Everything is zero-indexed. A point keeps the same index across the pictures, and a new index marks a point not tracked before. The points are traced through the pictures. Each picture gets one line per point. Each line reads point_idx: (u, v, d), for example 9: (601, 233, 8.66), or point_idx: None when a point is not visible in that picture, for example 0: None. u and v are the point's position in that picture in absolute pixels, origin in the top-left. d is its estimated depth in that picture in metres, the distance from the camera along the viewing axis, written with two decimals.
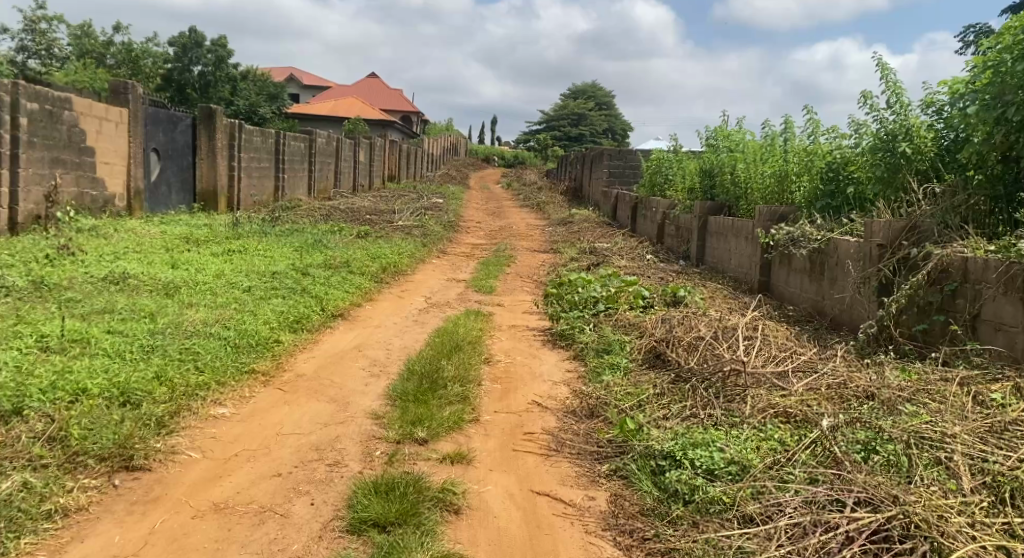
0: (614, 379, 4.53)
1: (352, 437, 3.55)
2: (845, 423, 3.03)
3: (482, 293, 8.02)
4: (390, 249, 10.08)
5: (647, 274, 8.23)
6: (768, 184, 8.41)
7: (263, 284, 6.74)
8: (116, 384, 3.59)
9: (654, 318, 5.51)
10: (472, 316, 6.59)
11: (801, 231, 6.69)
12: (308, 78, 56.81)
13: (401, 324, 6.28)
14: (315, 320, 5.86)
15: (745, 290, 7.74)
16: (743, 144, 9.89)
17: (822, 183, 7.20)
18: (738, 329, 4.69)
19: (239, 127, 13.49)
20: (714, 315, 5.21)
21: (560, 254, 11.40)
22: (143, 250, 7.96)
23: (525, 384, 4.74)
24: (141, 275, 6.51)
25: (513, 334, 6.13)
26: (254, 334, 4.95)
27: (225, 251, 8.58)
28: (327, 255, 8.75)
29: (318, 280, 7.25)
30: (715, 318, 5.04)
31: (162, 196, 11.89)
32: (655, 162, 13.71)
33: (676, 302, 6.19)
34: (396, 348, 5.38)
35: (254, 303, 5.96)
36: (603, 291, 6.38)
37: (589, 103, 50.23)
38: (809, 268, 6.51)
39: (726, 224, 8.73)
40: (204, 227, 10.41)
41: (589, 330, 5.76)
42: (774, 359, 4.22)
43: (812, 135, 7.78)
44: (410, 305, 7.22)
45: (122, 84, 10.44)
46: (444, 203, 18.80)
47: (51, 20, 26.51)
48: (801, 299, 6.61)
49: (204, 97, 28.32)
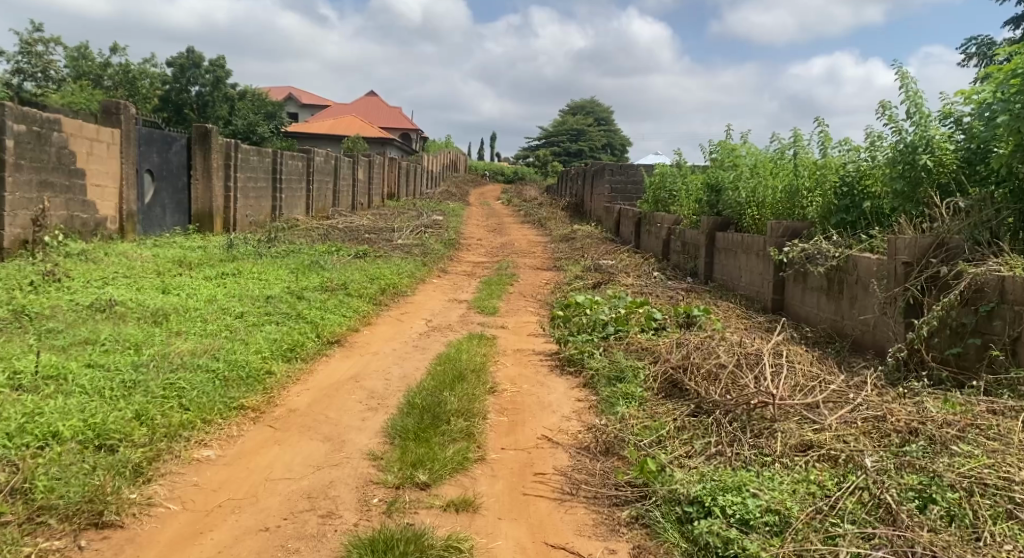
0: (629, 411, 4.24)
1: (348, 483, 3.26)
2: (893, 467, 2.88)
3: (485, 315, 7.74)
4: (389, 269, 9.81)
5: (656, 293, 7.95)
6: (778, 199, 8.15)
7: (257, 310, 6.46)
8: (92, 426, 3.30)
9: (667, 341, 5.23)
10: (475, 340, 6.30)
11: (817, 247, 6.43)
12: (307, 97, 56.86)
13: (402, 350, 5.99)
14: (310, 348, 5.57)
15: (758, 309, 7.47)
16: (749, 158, 9.65)
17: (836, 198, 6.92)
18: (760, 354, 4.41)
19: (235, 147, 13.27)
20: (732, 340, 4.92)
21: (564, 272, 11.14)
22: (134, 275, 7.69)
23: (534, 416, 4.46)
24: (129, 302, 6.23)
25: (518, 360, 5.85)
26: (245, 365, 4.66)
27: (219, 274, 8.31)
28: (325, 277, 8.48)
29: (314, 304, 6.97)
30: (733, 343, 4.75)
31: (156, 217, 11.64)
32: (659, 176, 13.47)
33: (689, 324, 5.91)
34: (395, 377, 5.09)
35: (246, 331, 5.67)
36: (612, 313, 6.10)
37: (588, 119, 50.21)
38: (826, 286, 6.25)
39: (735, 240, 8.47)
40: (199, 250, 10.16)
41: (599, 355, 5.47)
42: (802, 388, 3.94)
43: (823, 148, 7.52)
44: (410, 328, 6.94)
45: (114, 104, 10.16)
46: (445, 220, 18.55)
47: (48, 42, 26.43)
48: (818, 319, 6.35)
49: (202, 118, 28.19)
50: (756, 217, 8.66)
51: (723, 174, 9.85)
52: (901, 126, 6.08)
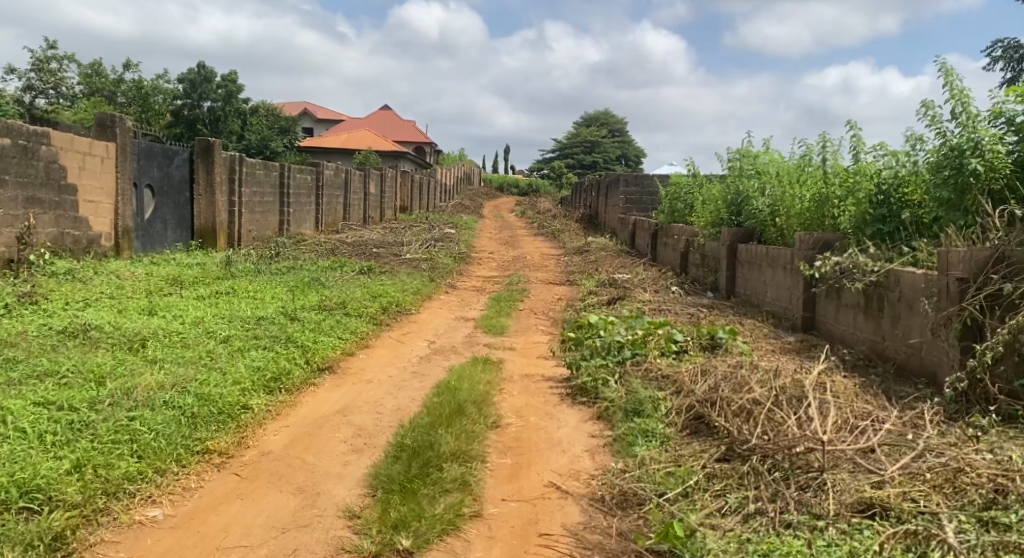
0: (649, 453, 3.69)
1: (315, 552, 2.80)
2: (988, 545, 2.45)
3: (491, 335, 7.23)
4: (393, 286, 9.32)
5: (676, 310, 7.40)
6: (804, 208, 7.58)
7: (246, 333, 5.99)
8: (17, 481, 2.84)
9: (692, 367, 4.69)
10: (479, 365, 5.78)
11: (852, 261, 5.87)
12: (321, 111, 56.85)
13: (398, 378, 5.47)
14: (296, 376, 5.07)
15: (787, 327, 6.91)
16: (772, 165, 9.09)
17: (871, 208, 6.33)
18: (800, 387, 3.86)
19: (239, 160, 12.88)
20: (765, 367, 4.36)
21: (578, 287, 10.60)
22: (122, 295, 7.25)
23: (542, 458, 3.93)
24: (106, 326, 5.78)
25: (526, 387, 5.33)
26: (217, 398, 4.17)
27: (212, 293, 7.86)
28: (323, 296, 8.00)
29: (307, 326, 6.48)
30: (767, 372, 4.21)
31: (157, 234, 11.26)
32: (675, 187, 12.92)
33: (714, 347, 5.36)
34: (387, 410, 4.57)
35: (228, 358, 5.19)
36: (630, 335, 5.55)
37: (603, 130, 49.71)
38: (864, 303, 5.72)
39: (759, 253, 7.93)
40: (196, 267, 9.76)
41: (613, 383, 4.94)
42: (854, 429, 3.39)
43: (856, 153, 6.95)
44: (410, 351, 6.43)
45: (109, 117, 9.75)
46: (456, 233, 18.08)
47: (61, 59, 26.38)
48: (854, 339, 5.82)
49: (214, 133, 28.01)
50: (783, 227, 8.08)
51: (744, 183, 9.29)
52: (946, 128, 5.52)
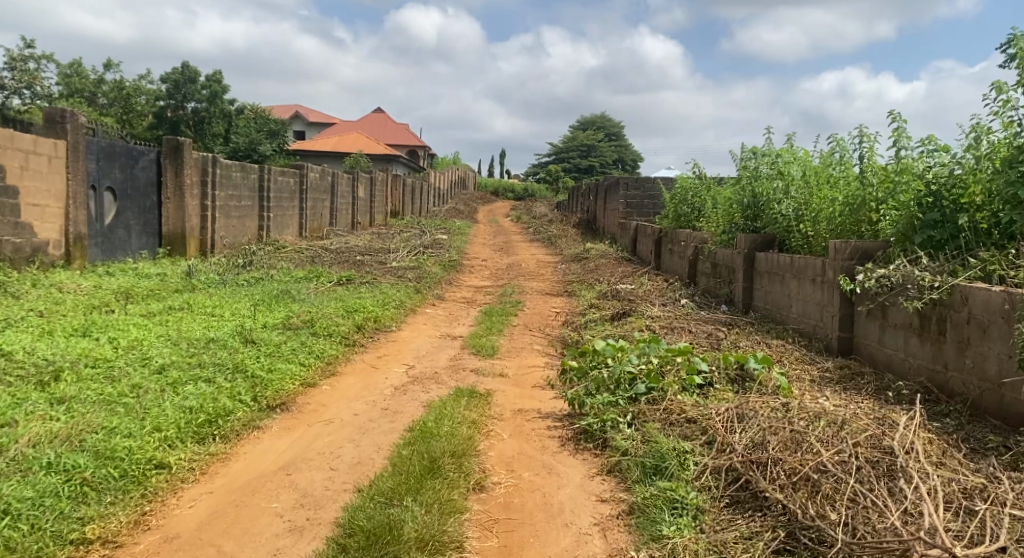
0: (682, 540, 2.80)
1: None
2: None
3: (480, 358, 6.32)
4: (373, 299, 8.40)
5: (692, 329, 6.51)
6: (835, 214, 6.70)
7: (188, 360, 5.05)
8: None
9: (724, 410, 3.82)
10: (463, 399, 4.87)
11: (903, 275, 4.99)
12: (313, 114, 55.97)
13: (366, 417, 4.54)
14: (236, 419, 4.14)
15: (819, 348, 6.06)
16: (792, 165, 8.19)
17: (920, 212, 5.46)
18: (875, 454, 2.97)
19: (213, 160, 11.86)
20: (819, 415, 3.47)
21: (577, 299, 9.70)
22: (54, 313, 6.28)
23: (538, 540, 3.02)
24: (18, 352, 4.83)
25: (519, 428, 4.44)
26: (123, 454, 3.28)
27: (163, 309, 6.92)
28: (291, 312, 7.05)
29: (265, 351, 5.56)
30: (825, 426, 3.33)
31: (118, 241, 10.31)
32: (680, 190, 12.02)
33: (743, 380, 4.51)
34: (344, 466, 3.64)
35: (156, 394, 4.25)
36: (642, 363, 4.64)
37: (599, 135, 48.90)
38: (918, 325, 4.85)
39: (782, 263, 7.08)
40: (155, 277, 8.82)
41: (627, 428, 4.05)
42: (958, 531, 2.53)
43: (898, 148, 6.06)
44: (385, 380, 5.51)
45: (59, 112, 8.88)
46: (447, 239, 17.18)
47: (40, 59, 25.42)
48: (905, 366, 4.97)
49: (198, 135, 27.06)
50: (809, 234, 7.21)
51: (762, 185, 8.39)
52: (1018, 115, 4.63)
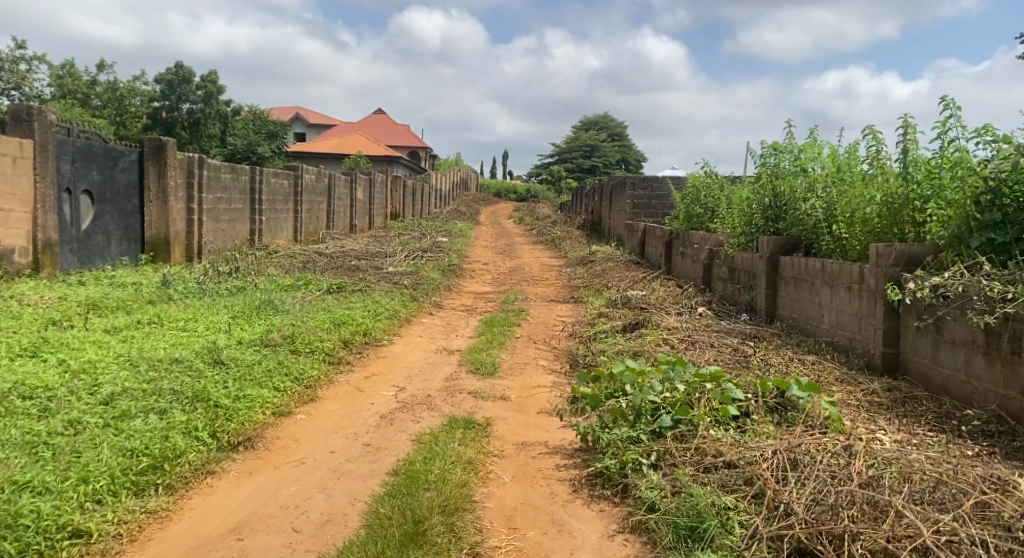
0: None
1: None
2: None
3: (478, 377, 5.66)
4: (365, 309, 7.75)
5: (716, 344, 5.85)
6: (871, 214, 6.02)
7: (143, 386, 4.38)
8: None
9: (772, 453, 3.17)
10: (457, 431, 4.20)
11: (965, 285, 4.31)
12: (313, 116, 55.41)
13: (344, 456, 3.88)
14: (188, 462, 3.49)
15: (858, 364, 5.40)
16: (819, 161, 7.52)
17: (978, 212, 4.77)
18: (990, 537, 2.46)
19: (199, 161, 11.20)
20: (900, 472, 2.87)
21: (585, 307, 9.04)
22: (3, 331, 5.61)
23: None
24: None
25: (523, 468, 3.78)
26: (28, 521, 2.68)
27: (130, 324, 6.26)
28: (272, 326, 6.37)
29: (234, 373, 4.89)
30: (907, 491, 2.73)
31: (96, 247, 9.67)
32: (691, 190, 11.34)
33: (785, 410, 3.86)
34: (308, 527, 3.02)
35: (95, 432, 3.59)
36: (665, 390, 3.95)
37: (602, 135, 48.31)
38: (984, 342, 4.20)
39: (811, 268, 6.42)
40: (128, 287, 8.16)
41: (653, 472, 3.38)
42: None
43: (943, 140, 5.38)
44: (370, 406, 4.85)
45: (25, 109, 8.24)
46: (448, 241, 16.53)
47: (30, 60, 24.88)
48: (968, 391, 4.33)
49: (193, 137, 26.47)
50: (842, 237, 6.53)
51: (784, 184, 7.72)
52: None
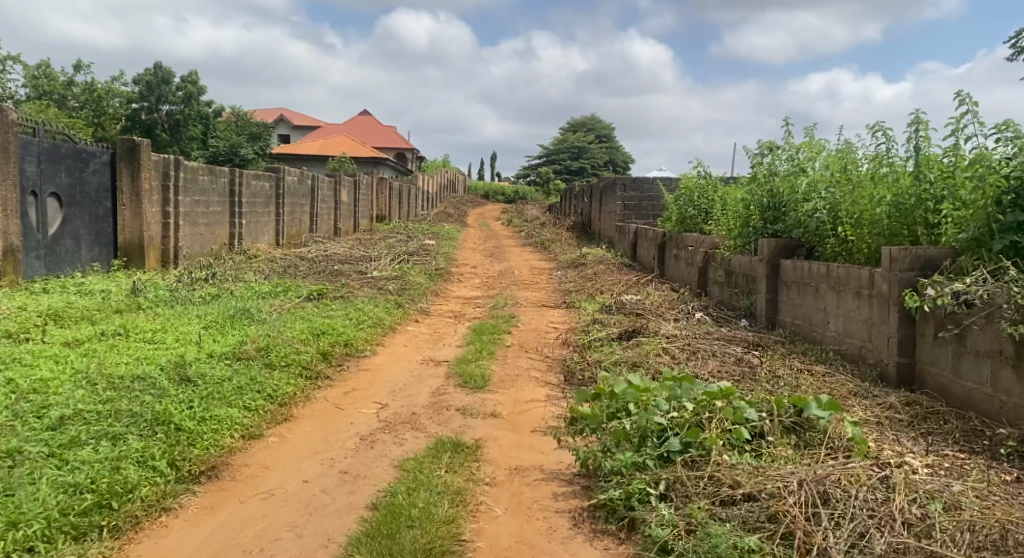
0: None
1: None
2: None
3: (467, 392, 5.28)
4: (347, 317, 7.34)
5: (719, 354, 5.50)
6: (879, 216, 5.69)
7: (98, 407, 3.96)
8: None
9: (799, 484, 2.84)
10: (444, 456, 3.82)
11: (993, 292, 3.98)
12: (297, 118, 54.80)
13: (318, 486, 3.50)
14: (140, 498, 3.10)
15: (870, 374, 5.08)
16: (819, 161, 7.20)
17: (1000, 213, 4.44)
18: None
19: (175, 162, 10.73)
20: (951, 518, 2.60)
21: (577, 313, 8.67)
22: None
23: None
24: None
25: (517, 498, 3.41)
26: None
27: (92, 337, 5.82)
28: (246, 337, 5.96)
29: (201, 391, 4.49)
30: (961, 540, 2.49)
31: (65, 252, 9.21)
32: (684, 191, 11.01)
33: (802, 430, 3.52)
34: None
35: (35, 465, 3.19)
36: (672, 410, 3.59)
37: (589, 136, 48.04)
38: (1014, 355, 3.88)
39: (816, 272, 6.10)
40: (96, 295, 7.72)
41: (664, 504, 3.03)
42: None
43: (957, 136, 5.06)
44: (350, 427, 4.45)
45: None
46: (435, 244, 16.12)
47: (4, 60, 24.27)
48: (996, 406, 4.01)
49: (173, 139, 25.92)
50: (847, 239, 6.21)
51: (784, 184, 7.40)
52: None
